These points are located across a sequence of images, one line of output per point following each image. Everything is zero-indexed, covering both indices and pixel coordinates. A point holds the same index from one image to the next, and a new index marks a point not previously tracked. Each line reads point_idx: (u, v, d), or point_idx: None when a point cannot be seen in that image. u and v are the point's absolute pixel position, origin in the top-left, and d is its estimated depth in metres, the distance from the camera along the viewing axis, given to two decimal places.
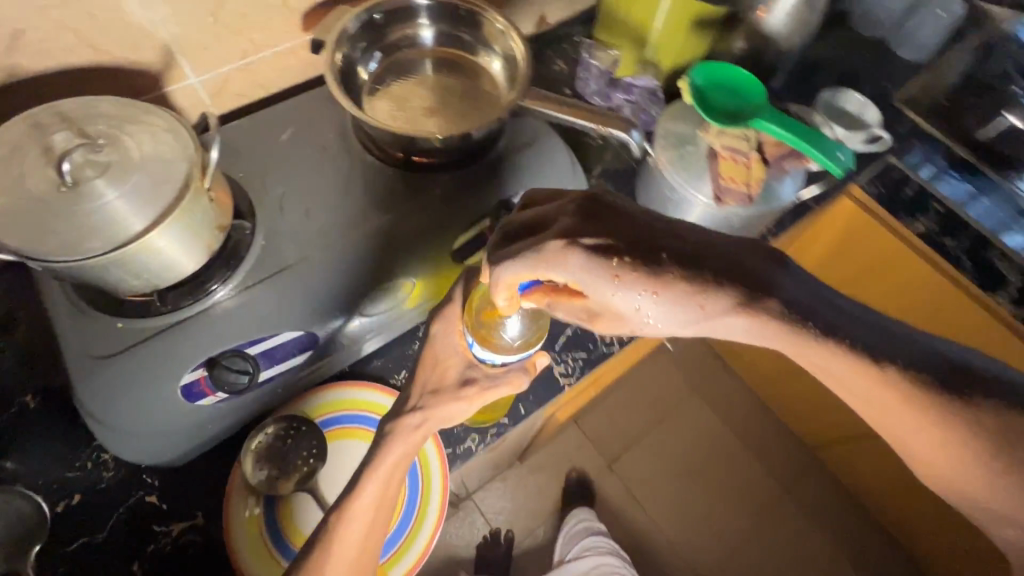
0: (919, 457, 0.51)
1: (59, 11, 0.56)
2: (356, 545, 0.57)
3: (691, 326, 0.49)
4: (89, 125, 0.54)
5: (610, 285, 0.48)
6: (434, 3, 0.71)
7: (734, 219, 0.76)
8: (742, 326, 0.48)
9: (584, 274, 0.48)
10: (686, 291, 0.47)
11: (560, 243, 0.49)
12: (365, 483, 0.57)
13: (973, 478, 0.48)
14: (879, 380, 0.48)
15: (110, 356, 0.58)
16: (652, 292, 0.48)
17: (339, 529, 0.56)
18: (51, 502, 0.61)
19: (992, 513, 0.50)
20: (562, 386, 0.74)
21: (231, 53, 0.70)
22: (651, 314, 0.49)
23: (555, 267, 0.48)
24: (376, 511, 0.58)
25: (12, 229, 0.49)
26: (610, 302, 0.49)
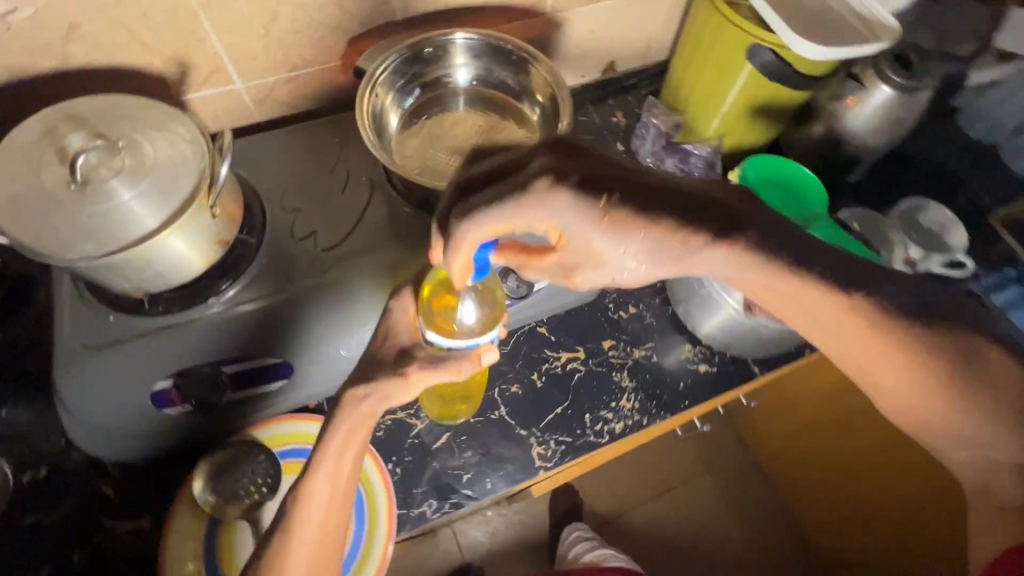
0: (881, 391, 0.51)
1: (117, 9, 0.57)
2: (316, 540, 0.52)
3: (669, 266, 0.45)
4: (112, 125, 0.54)
5: (595, 226, 0.43)
6: (483, 43, 0.68)
7: (765, 332, 0.68)
8: (727, 262, 0.44)
9: (567, 215, 0.42)
10: (673, 233, 0.43)
11: (541, 183, 0.42)
12: (309, 475, 0.52)
13: (935, 404, 0.49)
14: (854, 307, 0.47)
15: (91, 348, 0.58)
16: (639, 234, 0.43)
17: (294, 520, 0.52)
18: (22, 469, 0.63)
19: (955, 440, 0.50)
20: (538, 468, 0.68)
21: (280, 65, 0.70)
22: (643, 256, 0.44)
23: (540, 208, 0.42)
24: (331, 500, 0.53)
25: (14, 219, 0.49)
26: (592, 244, 0.44)
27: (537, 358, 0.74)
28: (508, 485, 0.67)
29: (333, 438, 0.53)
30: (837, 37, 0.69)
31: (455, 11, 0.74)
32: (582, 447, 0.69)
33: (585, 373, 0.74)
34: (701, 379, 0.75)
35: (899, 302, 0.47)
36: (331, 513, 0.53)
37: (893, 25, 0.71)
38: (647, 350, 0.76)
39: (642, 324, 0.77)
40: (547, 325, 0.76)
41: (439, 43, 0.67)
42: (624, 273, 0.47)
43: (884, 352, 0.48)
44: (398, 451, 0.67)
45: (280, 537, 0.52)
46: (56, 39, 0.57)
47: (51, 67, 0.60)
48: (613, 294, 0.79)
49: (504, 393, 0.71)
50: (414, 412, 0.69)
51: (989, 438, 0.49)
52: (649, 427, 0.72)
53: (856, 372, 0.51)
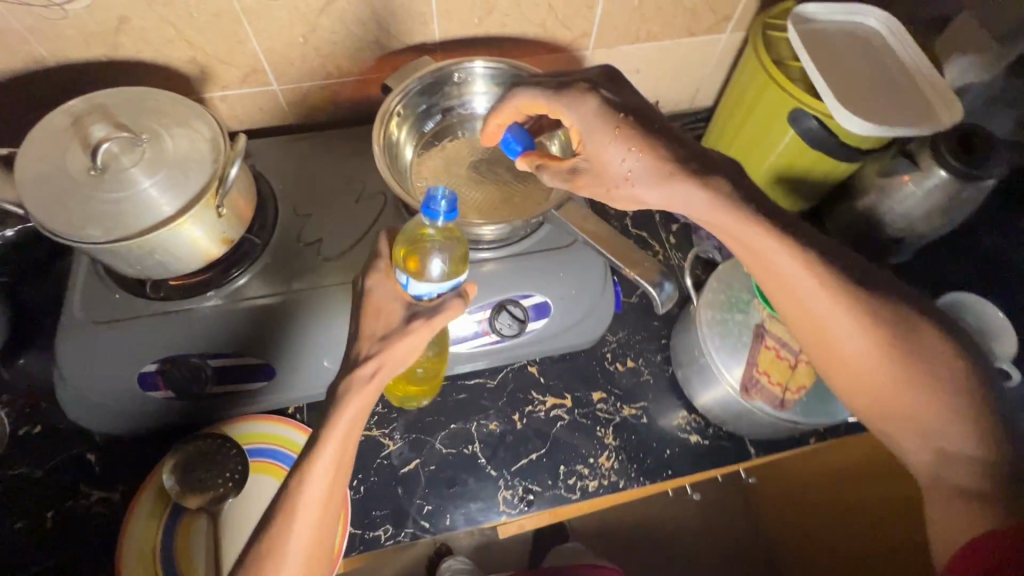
0: (839, 356, 0.53)
1: (165, 7, 0.60)
2: (304, 558, 0.47)
3: (660, 192, 0.54)
4: (139, 117, 0.57)
5: (603, 136, 0.54)
6: (503, 72, 0.67)
7: (760, 417, 0.63)
8: (709, 198, 0.52)
9: (588, 117, 0.55)
10: (660, 163, 0.53)
11: (583, 87, 0.56)
12: (299, 485, 0.48)
13: (884, 371, 0.51)
14: (815, 263, 0.52)
15: (92, 323, 0.61)
16: (637, 151, 0.53)
17: (292, 494, 0.47)
18: (18, 423, 0.66)
19: (909, 421, 0.51)
20: (501, 512, 0.66)
21: (315, 72, 0.72)
22: (632, 179, 0.54)
23: (570, 106, 0.56)
24: (320, 515, 0.48)
25: (32, 197, 0.52)
26: (601, 151, 0.55)
27: (522, 398, 0.73)
28: (468, 526, 0.65)
29: (326, 443, 0.48)
30: (893, 114, 0.66)
31: (494, 39, 0.75)
32: (550, 499, 0.67)
33: (568, 422, 0.72)
34: (689, 449, 0.71)
35: (845, 267, 0.53)
36: (319, 530, 0.48)
37: (953, 104, 0.66)
38: (637, 409, 0.73)
39: (637, 381, 0.75)
40: (538, 365, 0.75)
41: (460, 71, 0.67)
42: (630, 171, 0.54)
43: (839, 311, 0.52)
44: (364, 469, 0.67)
45: (266, 553, 0.46)
46: (108, 29, 0.61)
47: (102, 54, 0.63)
48: (612, 344, 0.77)
49: (482, 429, 0.70)
50: (388, 432, 0.69)
51: (937, 419, 0.49)
52: (626, 491, 0.69)
53: (813, 339, 0.55)
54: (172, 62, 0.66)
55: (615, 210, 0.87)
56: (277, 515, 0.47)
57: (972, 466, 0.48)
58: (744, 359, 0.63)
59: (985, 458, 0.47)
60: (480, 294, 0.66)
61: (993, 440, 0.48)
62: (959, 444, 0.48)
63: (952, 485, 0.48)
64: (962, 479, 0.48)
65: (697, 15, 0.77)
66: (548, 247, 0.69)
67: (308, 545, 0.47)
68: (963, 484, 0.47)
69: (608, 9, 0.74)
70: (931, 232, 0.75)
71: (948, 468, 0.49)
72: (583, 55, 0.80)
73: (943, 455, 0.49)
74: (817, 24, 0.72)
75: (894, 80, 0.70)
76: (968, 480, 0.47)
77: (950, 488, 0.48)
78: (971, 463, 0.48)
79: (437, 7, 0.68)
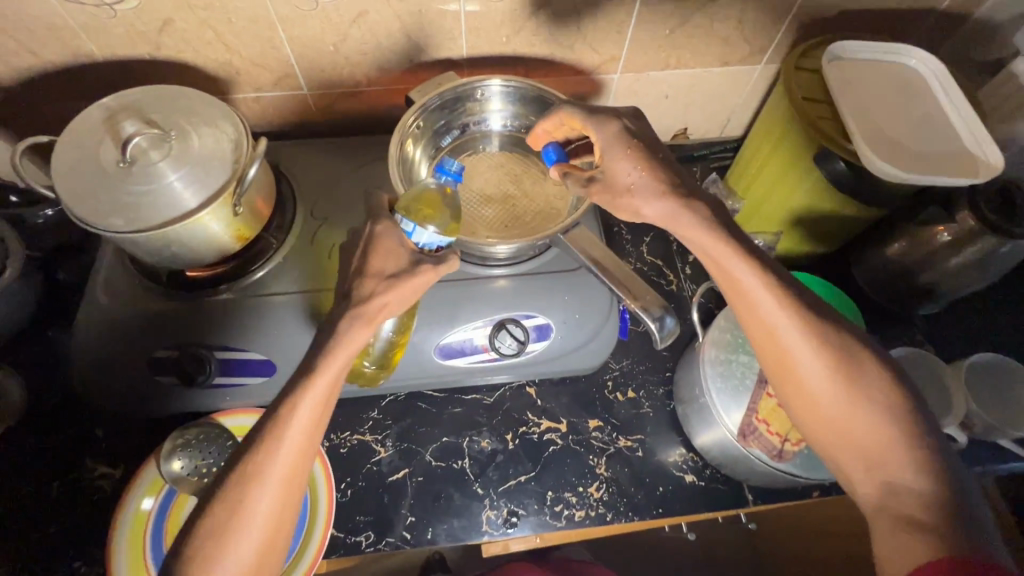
0: (800, 381, 0.54)
1: (205, 12, 0.63)
2: (283, 481, 0.47)
3: (656, 209, 0.55)
4: (173, 115, 0.59)
5: (619, 152, 0.56)
6: (522, 91, 0.69)
7: (756, 463, 0.62)
8: (696, 220, 0.54)
9: (609, 135, 0.57)
10: (660, 184, 0.55)
11: (612, 114, 0.58)
12: (288, 407, 0.47)
13: (843, 398, 0.52)
14: (782, 289, 0.54)
15: (110, 307, 0.64)
16: (639, 169, 0.55)
17: (269, 430, 0.47)
18: (38, 393, 0.70)
19: (859, 450, 0.51)
20: (483, 532, 0.66)
21: (345, 80, 0.74)
22: (634, 191, 0.55)
23: (595, 125, 0.57)
24: (306, 440, 0.48)
25: (66, 183, 0.55)
26: (613, 165, 0.56)
27: (517, 418, 0.72)
28: (449, 541, 0.65)
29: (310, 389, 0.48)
30: (919, 165, 0.63)
31: (521, 58, 0.75)
32: (534, 524, 0.66)
33: (561, 447, 0.71)
34: (684, 488, 0.69)
35: (806, 296, 0.55)
36: (302, 455, 0.48)
37: (994, 158, 0.63)
38: (633, 442, 0.72)
39: (636, 413, 0.73)
40: (537, 387, 0.75)
41: (481, 88, 0.69)
42: (632, 184, 0.55)
43: (803, 336, 0.53)
44: (354, 473, 0.68)
45: (249, 470, 0.46)
46: (152, 29, 0.64)
47: (145, 52, 0.66)
48: (614, 373, 0.76)
49: (474, 446, 0.70)
50: (380, 439, 0.70)
51: (885, 450, 0.50)
52: (613, 524, 0.68)
53: (777, 362, 0.55)
54: (210, 63, 0.69)
55: (632, 236, 0.86)
56: (263, 438, 0.47)
57: (918, 501, 0.48)
58: (744, 403, 0.62)
59: (930, 493, 0.47)
60: (482, 311, 0.66)
61: (944, 477, 0.48)
62: (905, 478, 0.49)
63: (896, 514, 0.48)
64: (909, 510, 0.48)
65: (730, 45, 0.76)
66: (556, 269, 0.68)
67: (289, 469, 0.47)
68: (910, 514, 0.47)
69: (637, 34, 0.73)
70: (963, 286, 0.72)
71: (896, 501, 0.48)
72: (610, 79, 0.79)
73: (890, 489, 0.49)
74: (857, 59, 0.69)
75: (932, 130, 0.66)
76: (918, 512, 0.47)
77: (889, 515, 0.48)
78: (917, 499, 0.48)
79: (465, 25, 0.69)
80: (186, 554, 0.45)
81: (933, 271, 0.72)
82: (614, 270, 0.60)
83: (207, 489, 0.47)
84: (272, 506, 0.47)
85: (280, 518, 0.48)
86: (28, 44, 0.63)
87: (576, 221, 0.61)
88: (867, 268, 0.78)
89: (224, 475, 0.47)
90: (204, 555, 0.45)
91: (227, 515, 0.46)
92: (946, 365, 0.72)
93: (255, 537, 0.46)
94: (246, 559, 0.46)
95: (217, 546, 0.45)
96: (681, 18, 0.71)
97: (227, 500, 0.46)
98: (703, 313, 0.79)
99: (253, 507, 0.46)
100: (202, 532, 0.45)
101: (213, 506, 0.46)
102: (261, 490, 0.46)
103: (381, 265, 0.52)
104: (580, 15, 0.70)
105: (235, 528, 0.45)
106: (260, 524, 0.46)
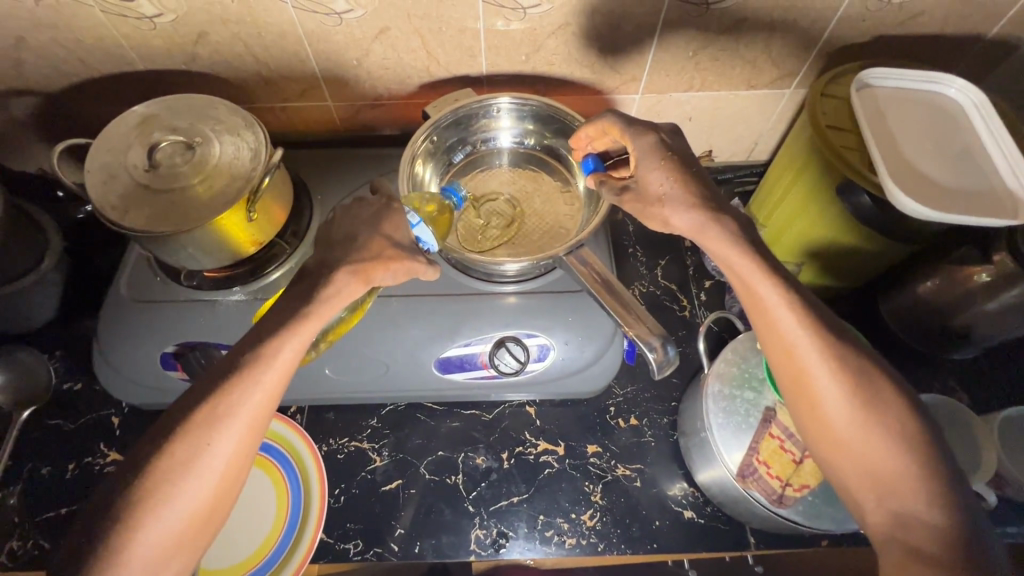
0: (816, 402, 0.51)
1: (237, 26, 0.66)
2: (251, 425, 0.47)
3: (691, 220, 0.54)
4: (200, 124, 0.62)
5: (651, 164, 0.55)
6: (536, 110, 0.70)
7: (756, 506, 0.59)
8: (724, 235, 0.53)
9: (644, 147, 0.56)
10: (687, 199, 0.54)
11: (650, 127, 0.57)
12: (267, 351, 0.48)
13: (859, 423, 0.49)
14: (806, 307, 0.51)
15: (131, 300, 0.67)
16: (668, 182, 0.55)
17: (250, 367, 0.47)
18: (62, 377, 0.74)
19: (870, 477, 0.48)
20: (471, 551, 0.65)
21: (368, 93, 0.76)
22: (665, 201, 0.54)
23: (635, 135, 0.56)
24: (280, 385, 0.48)
25: (96, 183, 0.58)
26: (644, 175, 0.55)
27: (514, 437, 0.72)
28: (435, 558, 0.65)
29: (293, 337, 0.48)
30: (952, 199, 0.59)
31: (540, 77, 0.75)
32: (523, 547, 0.65)
33: (557, 470, 0.70)
34: (681, 524, 0.67)
35: (826, 314, 0.52)
36: (272, 399, 0.48)
37: None
38: (632, 471, 0.70)
39: (638, 442, 0.71)
40: (537, 407, 0.74)
41: (495, 106, 0.70)
42: (664, 193, 0.54)
43: (824, 356, 0.50)
44: (348, 479, 0.69)
45: (219, 408, 0.46)
46: (187, 41, 0.67)
47: (181, 62, 0.70)
48: (618, 398, 0.74)
49: (468, 462, 0.70)
50: (377, 448, 0.71)
51: (896, 479, 0.47)
52: (604, 556, 0.66)
53: (793, 381, 0.52)
54: (240, 73, 0.72)
55: (647, 258, 0.84)
56: (234, 374, 0.47)
57: (929, 533, 0.46)
58: (745, 442, 0.60)
59: (945, 526, 0.45)
60: (483, 327, 0.66)
61: (955, 512, 0.46)
62: (917, 509, 0.46)
63: (902, 542, 0.46)
64: (921, 542, 0.45)
65: (757, 68, 0.74)
66: (561, 290, 0.68)
67: (258, 412, 0.47)
68: (916, 543, 0.46)
69: (659, 56, 0.72)
70: (1000, 332, 0.67)
71: (904, 531, 0.47)
72: (632, 99, 0.78)
73: (899, 519, 0.47)
74: (888, 87, 0.65)
75: (968, 162, 0.62)
76: (924, 541, 0.45)
77: (898, 543, 0.46)
78: (927, 529, 0.46)
79: (486, 42, 0.70)
80: (140, 481, 0.44)
81: (967, 313, 0.67)
82: (617, 294, 0.59)
83: (168, 420, 0.46)
84: (238, 448, 0.47)
85: (243, 461, 0.48)
86: (75, 52, 0.67)
87: (583, 239, 0.61)
88: (894, 305, 0.74)
89: (189, 408, 0.46)
90: (161, 485, 0.44)
91: (191, 449, 0.45)
92: (977, 417, 0.67)
93: (216, 474, 0.46)
94: (205, 496, 0.45)
95: (176, 478, 0.44)
96: (706, 40, 0.70)
97: (192, 435, 0.45)
98: (714, 341, 0.76)
99: (216, 444, 0.45)
100: (161, 463, 0.44)
101: (178, 438, 0.45)
102: (228, 430, 0.46)
103: (383, 276, 0.52)
104: (600, 36, 0.69)
105: (197, 462, 0.45)
106: (224, 461, 0.46)
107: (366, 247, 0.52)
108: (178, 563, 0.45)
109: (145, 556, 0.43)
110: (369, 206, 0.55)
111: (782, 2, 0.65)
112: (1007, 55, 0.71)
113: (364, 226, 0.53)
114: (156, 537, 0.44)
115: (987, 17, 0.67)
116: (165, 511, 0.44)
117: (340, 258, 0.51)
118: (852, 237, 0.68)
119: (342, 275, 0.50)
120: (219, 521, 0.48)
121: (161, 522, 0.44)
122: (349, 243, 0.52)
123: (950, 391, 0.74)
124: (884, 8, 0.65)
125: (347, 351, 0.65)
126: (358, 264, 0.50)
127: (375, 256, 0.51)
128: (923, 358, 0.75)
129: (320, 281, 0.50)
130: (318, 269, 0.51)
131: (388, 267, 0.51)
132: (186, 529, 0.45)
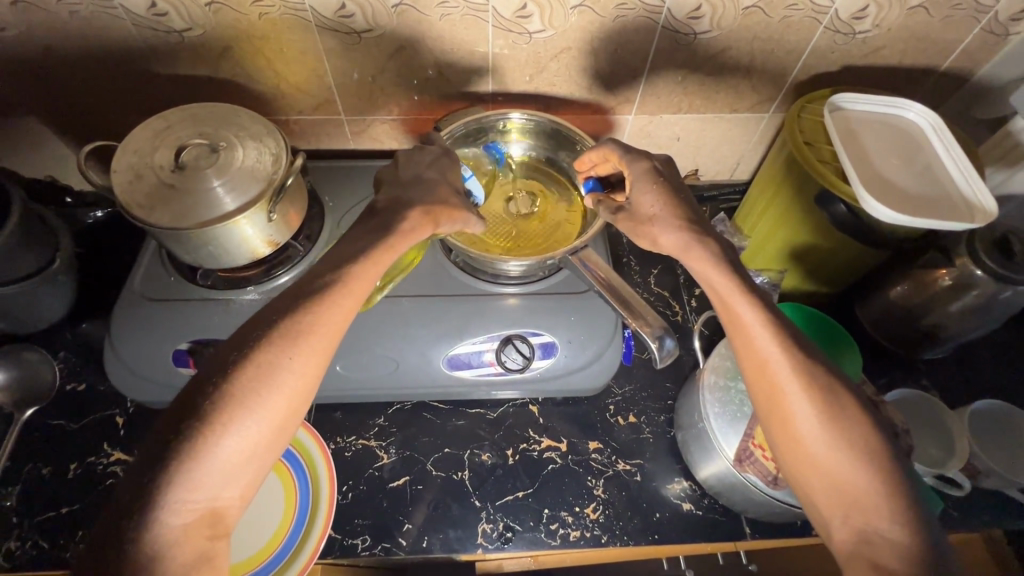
0: (789, 419, 0.53)
1: (262, 41, 0.70)
2: (330, 337, 0.50)
3: (677, 236, 0.59)
4: (224, 131, 0.65)
5: (645, 186, 0.62)
6: (540, 125, 0.76)
7: (754, 490, 0.63)
8: (706, 256, 0.58)
9: (638, 171, 0.62)
10: (672, 219, 0.60)
11: (642, 155, 0.64)
12: (349, 277, 0.53)
13: (829, 441, 0.51)
14: (780, 326, 0.55)
15: (148, 298, 0.69)
16: (657, 205, 0.61)
17: (334, 298, 0.51)
18: (65, 378, 0.74)
19: (840, 495, 0.50)
20: (478, 545, 0.66)
21: (380, 108, 0.81)
22: (654, 221, 0.60)
23: (628, 160, 0.63)
24: (352, 309, 0.52)
25: (124, 183, 0.60)
26: (638, 197, 0.61)
27: (519, 435, 0.74)
28: (443, 552, 0.66)
29: (358, 267, 0.53)
30: (917, 208, 0.65)
31: (542, 96, 0.81)
32: (529, 541, 0.67)
33: (560, 466, 0.72)
34: (681, 516, 0.70)
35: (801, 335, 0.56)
36: (343, 323, 0.52)
37: (989, 207, 0.65)
38: (632, 466, 0.73)
39: (636, 438, 0.75)
40: (539, 406, 0.76)
41: (503, 121, 0.75)
42: (654, 214, 0.60)
43: (796, 373, 0.52)
44: (355, 477, 0.70)
45: (305, 323, 0.49)
46: (212, 55, 0.71)
47: (205, 74, 0.74)
48: (617, 397, 0.77)
49: (475, 458, 0.72)
50: (384, 446, 0.72)
51: (861, 494, 0.49)
52: (608, 548, 0.68)
53: (768, 397, 0.54)
54: (259, 84, 0.76)
55: (640, 267, 0.89)
56: (319, 304, 0.50)
57: (892, 550, 0.47)
58: (741, 430, 0.63)
59: (907, 543, 0.47)
60: (489, 326, 0.69)
61: (918, 514, 0.48)
62: (883, 527, 0.48)
63: (866, 558, 0.48)
64: (883, 558, 0.47)
65: (739, 93, 0.81)
66: (563, 291, 0.71)
67: (331, 334, 0.51)
68: (882, 560, 0.47)
69: (651, 80, 0.78)
70: (962, 331, 0.73)
71: (869, 548, 0.48)
72: (625, 119, 0.85)
73: (864, 536, 0.49)
74: (858, 110, 0.73)
75: (930, 177, 0.69)
76: (888, 558, 0.47)
77: (863, 560, 0.48)
78: (889, 545, 0.47)
79: (493, 63, 0.75)
80: (228, 386, 0.46)
81: (933, 314, 0.74)
82: (620, 296, 0.63)
83: (254, 331, 0.49)
84: (310, 369, 0.49)
85: (304, 396, 0.50)
86: (103, 61, 0.70)
87: (584, 243, 0.65)
88: (869, 308, 0.80)
89: (275, 320, 0.49)
90: (247, 393, 0.46)
91: (271, 359, 0.47)
92: (950, 412, 0.72)
93: (289, 389, 0.48)
94: (279, 411, 0.47)
95: (259, 390, 0.46)
96: (694, 66, 0.76)
97: (276, 346, 0.48)
98: (705, 342, 0.82)
99: (294, 359, 0.48)
100: (249, 368, 0.47)
101: (263, 347, 0.48)
102: (306, 346, 0.49)
103: (444, 226, 0.60)
104: (598, 59, 0.75)
105: (277, 374, 0.47)
106: (299, 375, 0.48)
107: (431, 194, 0.60)
108: (234, 491, 0.46)
109: (218, 467, 0.44)
110: (430, 153, 0.63)
111: (761, 33, 0.72)
112: (956, 86, 0.80)
113: (427, 171, 0.61)
114: (229, 452, 0.45)
115: (938, 51, 0.75)
116: (243, 422, 0.46)
117: (413, 200, 0.58)
118: (829, 242, 0.75)
119: (415, 215, 0.57)
120: (269, 464, 0.49)
121: (241, 429, 0.45)
122: (418, 184, 0.60)
123: (922, 388, 0.80)
124: (850, 41, 0.73)
125: (358, 346, 0.68)
126: (429, 207, 0.58)
127: (440, 203, 0.59)
128: (896, 358, 0.81)
129: (382, 212, 0.57)
130: (391, 208, 0.58)
131: (450, 216, 0.59)
132: (240, 462, 0.46)
